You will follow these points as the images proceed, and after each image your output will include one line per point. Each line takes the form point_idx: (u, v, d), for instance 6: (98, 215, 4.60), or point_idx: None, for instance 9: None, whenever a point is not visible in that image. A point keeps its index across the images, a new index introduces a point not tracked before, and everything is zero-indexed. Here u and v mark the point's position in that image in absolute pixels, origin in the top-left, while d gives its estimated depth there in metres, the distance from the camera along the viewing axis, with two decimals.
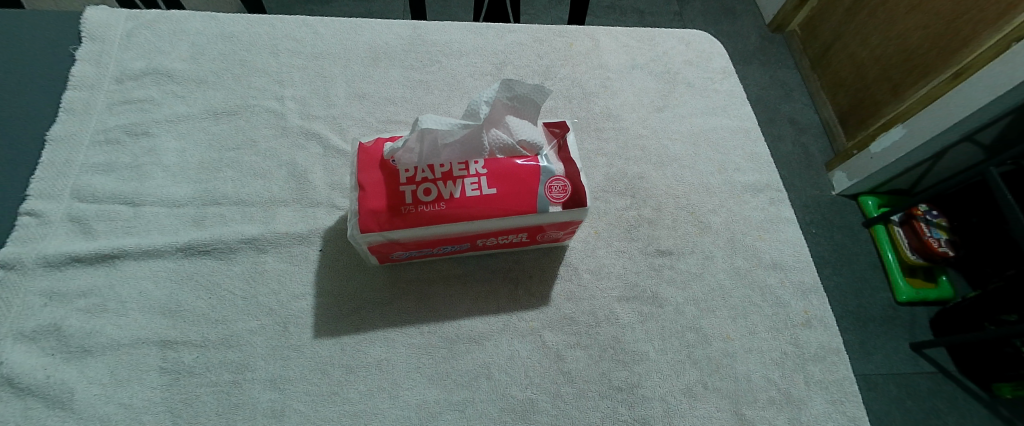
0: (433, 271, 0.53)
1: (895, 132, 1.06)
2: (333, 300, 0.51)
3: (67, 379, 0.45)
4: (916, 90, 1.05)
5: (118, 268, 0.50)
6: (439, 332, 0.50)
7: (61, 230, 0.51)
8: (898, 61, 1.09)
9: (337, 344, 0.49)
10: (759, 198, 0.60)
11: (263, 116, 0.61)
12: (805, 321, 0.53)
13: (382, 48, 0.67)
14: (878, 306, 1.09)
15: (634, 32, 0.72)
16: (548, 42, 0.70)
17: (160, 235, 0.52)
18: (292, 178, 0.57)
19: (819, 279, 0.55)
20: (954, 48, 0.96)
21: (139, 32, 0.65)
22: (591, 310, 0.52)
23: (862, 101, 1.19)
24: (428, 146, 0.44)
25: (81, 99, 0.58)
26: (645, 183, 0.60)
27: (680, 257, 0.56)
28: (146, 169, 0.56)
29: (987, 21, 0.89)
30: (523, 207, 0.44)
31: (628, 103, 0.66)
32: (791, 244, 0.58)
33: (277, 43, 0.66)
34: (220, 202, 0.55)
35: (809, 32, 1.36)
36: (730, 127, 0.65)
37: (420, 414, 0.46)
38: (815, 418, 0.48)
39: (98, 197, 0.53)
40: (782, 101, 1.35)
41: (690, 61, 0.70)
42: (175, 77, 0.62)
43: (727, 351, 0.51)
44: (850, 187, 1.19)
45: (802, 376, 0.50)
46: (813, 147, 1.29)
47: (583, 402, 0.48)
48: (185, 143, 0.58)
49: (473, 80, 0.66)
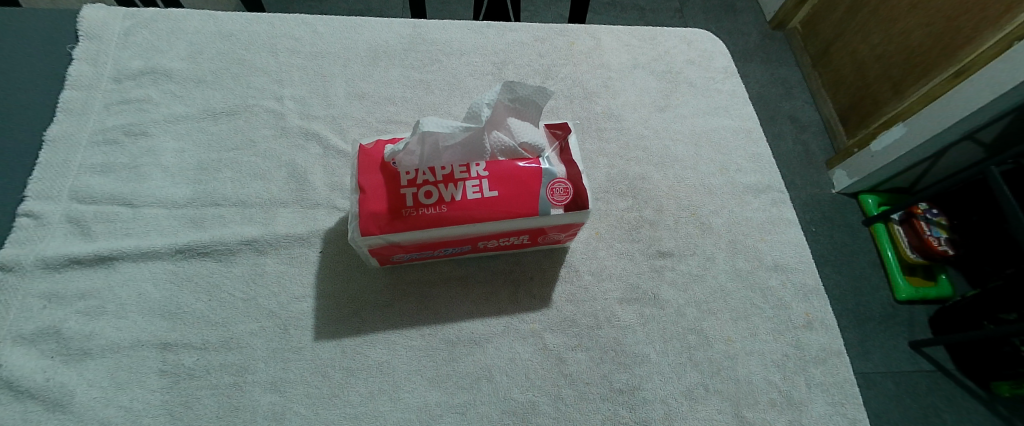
0: (433, 272, 0.53)
1: (896, 131, 1.05)
2: (334, 301, 0.51)
3: (67, 382, 0.45)
4: (917, 88, 1.04)
5: (117, 270, 0.50)
6: (440, 334, 0.50)
7: (60, 231, 0.51)
8: (898, 60, 1.08)
9: (338, 346, 0.49)
10: (760, 200, 0.60)
11: (262, 115, 0.60)
12: (806, 323, 0.53)
13: (382, 47, 0.67)
14: (878, 304, 1.09)
15: (636, 31, 0.72)
16: (549, 41, 0.70)
17: (159, 236, 0.52)
18: (292, 179, 0.57)
19: (819, 281, 0.55)
20: (954, 46, 0.96)
21: (136, 31, 0.64)
22: (592, 312, 0.52)
23: (862, 99, 1.19)
24: (428, 148, 0.44)
25: (79, 98, 0.58)
26: (646, 184, 0.60)
27: (681, 258, 0.56)
28: (145, 170, 0.56)
29: (989, 19, 0.89)
30: (524, 210, 0.44)
31: (630, 103, 0.66)
32: (793, 245, 0.57)
33: (276, 43, 0.66)
34: (219, 203, 0.54)
35: (810, 29, 1.35)
36: (731, 128, 0.65)
37: (421, 416, 0.46)
38: (815, 420, 0.48)
39: (96, 198, 0.53)
40: (782, 99, 1.35)
41: (692, 61, 0.70)
42: (173, 76, 0.62)
43: (728, 354, 0.51)
44: (850, 186, 1.19)
45: (803, 378, 0.50)
46: (813, 145, 1.28)
47: (583, 405, 0.48)
48: (184, 144, 0.58)
49: (474, 80, 0.66)
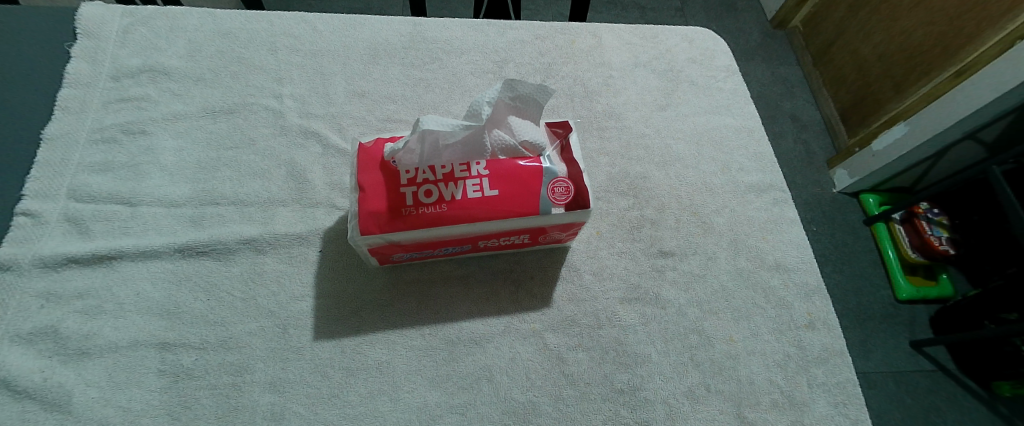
0: (434, 272, 0.53)
1: (896, 130, 1.05)
2: (333, 301, 0.51)
3: (64, 382, 0.44)
4: (918, 87, 1.04)
5: (115, 270, 0.50)
6: (440, 333, 0.50)
7: (58, 231, 0.50)
8: (899, 59, 1.08)
9: (337, 346, 0.48)
10: (762, 199, 0.60)
11: (262, 114, 0.60)
12: (808, 323, 0.53)
13: (382, 45, 0.66)
14: (878, 304, 1.09)
15: (636, 29, 0.71)
16: (550, 39, 0.69)
17: (158, 236, 0.52)
18: (291, 177, 0.57)
19: (822, 281, 0.55)
20: (956, 46, 0.96)
21: (134, 28, 0.64)
22: (593, 312, 0.52)
23: (863, 98, 1.18)
24: (429, 146, 0.44)
25: (77, 97, 0.57)
26: (647, 183, 0.60)
27: (682, 258, 0.55)
28: (143, 168, 0.56)
29: (991, 19, 0.88)
30: (525, 209, 0.43)
31: (631, 101, 0.65)
32: (794, 245, 0.57)
33: (275, 40, 0.65)
34: (219, 202, 0.54)
35: (812, 28, 1.35)
36: (733, 127, 0.65)
37: (421, 416, 0.46)
38: (817, 420, 0.48)
39: (94, 197, 0.53)
40: (783, 98, 1.34)
41: (693, 59, 0.69)
42: (172, 74, 0.61)
43: (730, 354, 0.51)
44: (851, 185, 1.19)
45: (805, 378, 0.50)
46: (814, 144, 1.28)
47: (584, 405, 0.47)
48: (182, 142, 0.58)
49: (474, 78, 0.65)
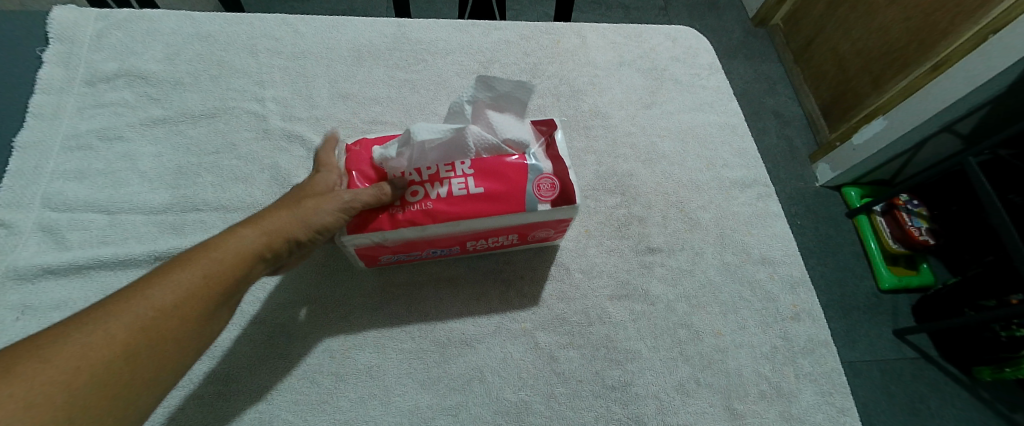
0: (423, 274, 0.53)
1: (876, 124, 1.07)
2: (320, 306, 0.50)
3: None
4: (896, 81, 1.06)
5: (94, 279, 0.48)
6: (431, 335, 0.49)
7: (32, 241, 0.49)
8: (878, 54, 1.10)
9: (326, 351, 0.48)
10: (747, 194, 0.61)
11: (243, 117, 0.59)
12: (793, 315, 0.54)
13: (365, 46, 0.65)
14: (862, 294, 1.11)
15: (621, 28, 0.72)
16: (535, 39, 0.69)
17: (138, 244, 0.51)
18: (275, 182, 0.56)
19: (806, 273, 0.56)
20: (932, 40, 0.98)
21: (110, 32, 0.62)
22: (582, 309, 0.52)
23: (844, 93, 1.20)
24: (416, 151, 0.43)
25: (50, 103, 0.56)
26: (634, 181, 0.60)
27: (670, 254, 0.56)
28: (120, 175, 0.54)
29: (965, 14, 0.90)
30: (511, 206, 0.44)
31: (616, 100, 0.66)
32: (779, 238, 0.58)
33: (256, 43, 0.64)
34: (200, 208, 0.53)
35: (792, 25, 1.37)
36: (717, 123, 0.65)
37: (414, 419, 0.45)
38: (804, 410, 0.49)
39: (69, 205, 0.51)
40: (766, 94, 1.36)
41: (677, 57, 0.70)
42: (149, 78, 0.60)
43: (718, 347, 0.51)
44: (832, 179, 1.21)
45: (792, 369, 0.51)
46: (796, 138, 1.30)
47: (577, 402, 0.47)
48: (162, 148, 0.56)
49: (460, 79, 0.65)
